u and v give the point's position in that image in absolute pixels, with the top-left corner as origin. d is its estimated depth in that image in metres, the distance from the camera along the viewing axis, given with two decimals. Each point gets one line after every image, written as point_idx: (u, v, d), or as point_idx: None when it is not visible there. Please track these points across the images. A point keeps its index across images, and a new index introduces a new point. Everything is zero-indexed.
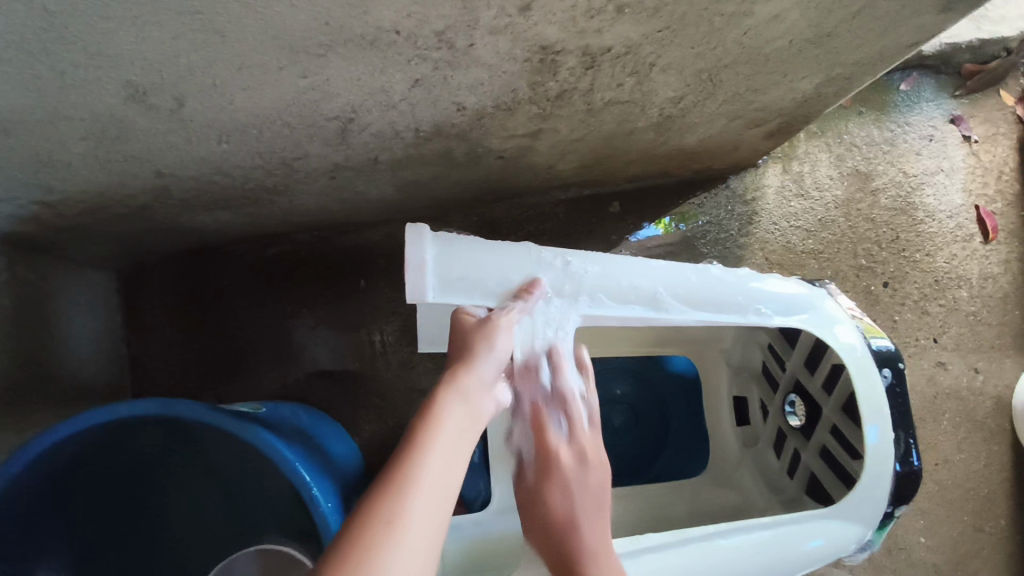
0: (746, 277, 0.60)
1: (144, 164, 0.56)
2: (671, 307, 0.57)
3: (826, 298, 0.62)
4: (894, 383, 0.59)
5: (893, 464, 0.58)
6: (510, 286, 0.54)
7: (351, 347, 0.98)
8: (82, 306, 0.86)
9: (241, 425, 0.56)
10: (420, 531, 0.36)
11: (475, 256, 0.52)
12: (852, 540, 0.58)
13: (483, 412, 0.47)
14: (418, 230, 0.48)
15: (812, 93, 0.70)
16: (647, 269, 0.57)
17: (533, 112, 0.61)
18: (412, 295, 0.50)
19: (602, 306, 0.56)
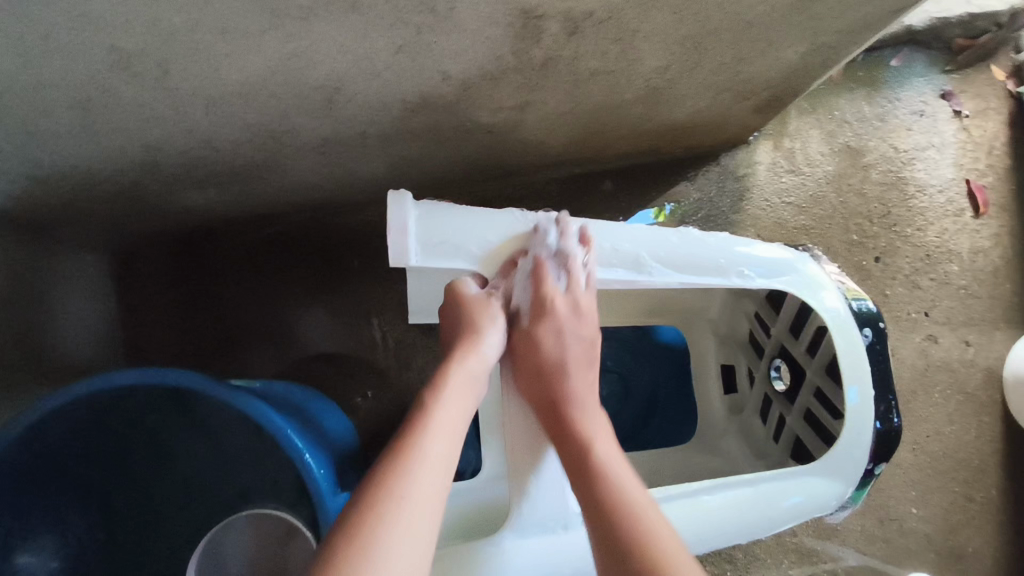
0: (729, 241, 0.60)
1: (132, 136, 0.57)
2: (654, 269, 0.58)
3: (808, 261, 0.63)
4: (875, 342, 0.60)
5: (874, 422, 0.58)
6: (494, 250, 0.56)
7: (346, 326, 0.99)
8: (76, 287, 0.86)
9: (235, 394, 0.56)
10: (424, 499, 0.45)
11: (457, 221, 0.54)
12: (833, 496, 0.59)
13: (479, 386, 0.55)
14: (399, 195, 0.51)
15: (798, 64, 0.71)
16: (629, 232, 0.58)
17: (518, 82, 0.61)
18: (395, 257, 0.52)
19: (584, 271, 0.57)
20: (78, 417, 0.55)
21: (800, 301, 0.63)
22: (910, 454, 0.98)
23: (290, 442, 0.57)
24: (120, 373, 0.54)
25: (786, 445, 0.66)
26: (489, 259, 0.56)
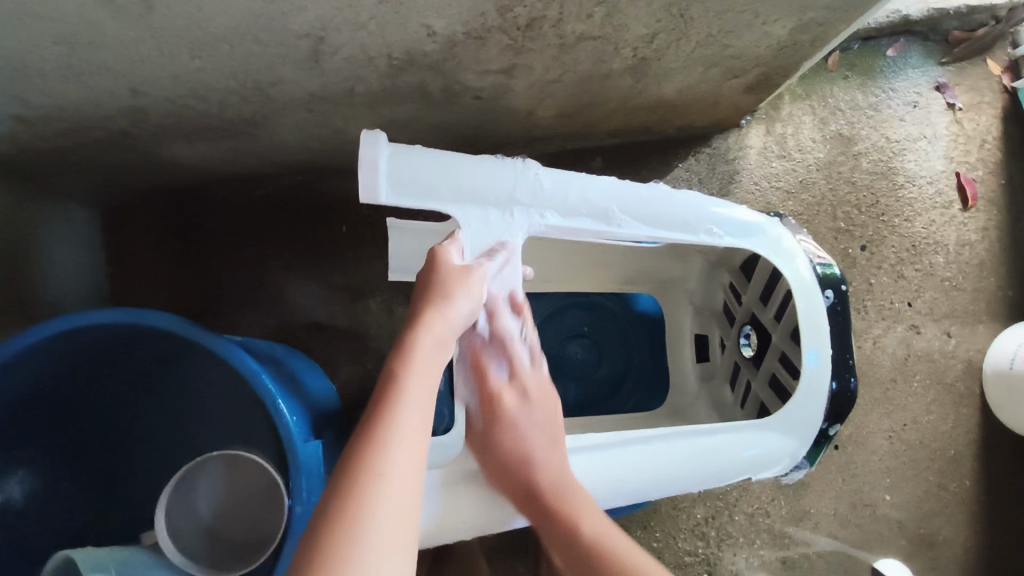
0: (702, 201, 0.62)
1: (120, 77, 0.57)
2: (623, 222, 0.59)
3: (778, 226, 0.65)
4: (835, 303, 0.62)
5: (828, 384, 0.61)
6: (467, 195, 0.55)
7: (333, 291, 1.00)
8: (67, 238, 0.87)
9: (213, 337, 0.56)
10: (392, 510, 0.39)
11: (430, 162, 0.53)
12: (788, 454, 0.61)
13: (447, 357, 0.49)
14: (374, 134, 0.49)
15: (787, 40, 0.71)
16: (602, 185, 0.59)
17: (504, 42, 0.62)
18: (366, 195, 0.51)
19: (552, 221, 0.58)
20: (54, 354, 0.55)
21: (770, 266, 0.65)
22: (886, 442, 0.98)
23: (263, 387, 0.57)
24: (95, 312, 0.53)
25: (751, 408, 0.69)
26: (463, 204, 0.55)
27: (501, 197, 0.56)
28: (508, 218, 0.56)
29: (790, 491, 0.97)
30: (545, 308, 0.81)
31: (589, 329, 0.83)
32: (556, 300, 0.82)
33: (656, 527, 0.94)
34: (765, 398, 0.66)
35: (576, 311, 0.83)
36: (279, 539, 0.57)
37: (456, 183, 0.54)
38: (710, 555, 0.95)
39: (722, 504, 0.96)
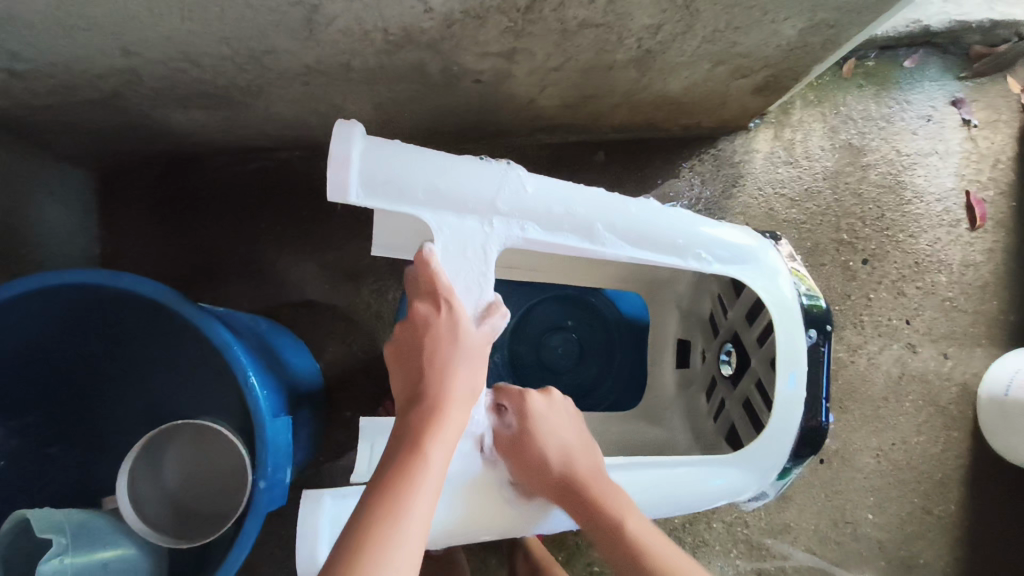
0: (694, 223, 0.61)
1: (109, 36, 0.57)
2: (607, 241, 0.57)
3: (768, 249, 0.64)
4: (818, 343, 0.61)
5: (801, 418, 0.60)
6: (443, 201, 0.52)
7: (323, 270, 0.98)
8: (59, 198, 0.86)
9: (186, 305, 0.55)
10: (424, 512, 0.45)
11: (406, 161, 0.51)
12: (749, 485, 0.60)
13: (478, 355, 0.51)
14: (347, 125, 0.47)
15: (796, 41, 0.70)
16: (590, 198, 0.57)
17: (504, 25, 0.60)
18: (335, 193, 0.49)
19: (532, 233, 0.55)
20: (26, 311, 0.53)
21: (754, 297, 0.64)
22: (873, 460, 0.97)
23: (235, 360, 0.56)
24: (67, 272, 0.52)
25: (723, 424, 0.68)
26: (438, 210, 0.52)
27: (479, 205, 0.53)
28: (485, 228, 0.53)
29: (771, 502, 0.96)
30: (525, 301, 0.83)
31: (573, 323, 0.84)
32: (537, 292, 0.84)
33: None
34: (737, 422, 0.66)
35: (558, 305, 0.84)
36: (243, 510, 0.56)
37: (433, 188, 0.51)
38: None
39: (701, 511, 0.95)
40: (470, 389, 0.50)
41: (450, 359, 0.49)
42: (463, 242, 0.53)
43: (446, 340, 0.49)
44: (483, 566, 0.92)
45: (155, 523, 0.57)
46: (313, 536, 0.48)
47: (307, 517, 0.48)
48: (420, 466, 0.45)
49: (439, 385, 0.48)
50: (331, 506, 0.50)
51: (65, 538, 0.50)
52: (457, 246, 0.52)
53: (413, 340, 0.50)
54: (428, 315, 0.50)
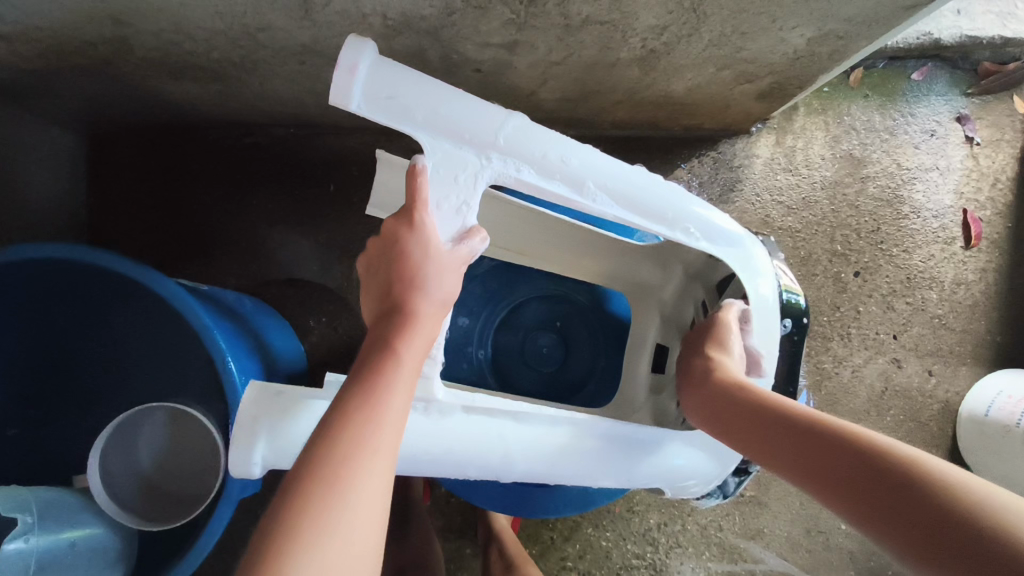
0: (691, 205, 0.59)
1: (98, 4, 0.55)
2: (595, 196, 0.55)
3: (757, 244, 0.63)
4: (791, 332, 0.62)
5: None
6: (441, 126, 0.50)
7: (312, 251, 0.97)
8: (49, 163, 0.85)
9: (167, 285, 0.55)
10: (389, 424, 0.41)
11: (413, 85, 0.48)
12: (703, 478, 0.60)
13: (455, 266, 0.48)
14: (359, 41, 0.46)
15: (804, 50, 0.68)
16: (582, 151, 0.55)
17: (506, 16, 0.59)
18: (337, 98, 0.46)
19: (525, 175, 0.53)
20: None
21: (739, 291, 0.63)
22: None
23: (214, 344, 0.55)
24: (50, 246, 0.53)
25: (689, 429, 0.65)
26: (435, 136, 0.50)
27: (477, 137, 0.51)
28: (481, 160, 0.51)
29: (746, 507, 0.97)
30: (515, 298, 0.83)
31: (560, 325, 0.83)
32: (528, 291, 0.83)
33: (608, 527, 0.95)
34: None
35: (548, 306, 0.84)
36: (215, 495, 0.55)
37: (433, 112, 0.49)
38: (656, 561, 0.95)
39: (676, 513, 0.96)
40: (443, 300, 0.48)
41: (423, 270, 0.47)
42: (456, 167, 0.50)
43: (417, 253, 0.47)
44: (457, 555, 0.92)
45: (122, 499, 0.58)
46: (249, 432, 0.47)
47: (246, 410, 0.47)
48: (383, 385, 0.42)
49: (409, 295, 0.46)
50: (275, 403, 0.47)
51: (30, 517, 0.50)
52: (449, 172, 0.50)
53: (383, 254, 0.48)
54: (400, 228, 0.48)
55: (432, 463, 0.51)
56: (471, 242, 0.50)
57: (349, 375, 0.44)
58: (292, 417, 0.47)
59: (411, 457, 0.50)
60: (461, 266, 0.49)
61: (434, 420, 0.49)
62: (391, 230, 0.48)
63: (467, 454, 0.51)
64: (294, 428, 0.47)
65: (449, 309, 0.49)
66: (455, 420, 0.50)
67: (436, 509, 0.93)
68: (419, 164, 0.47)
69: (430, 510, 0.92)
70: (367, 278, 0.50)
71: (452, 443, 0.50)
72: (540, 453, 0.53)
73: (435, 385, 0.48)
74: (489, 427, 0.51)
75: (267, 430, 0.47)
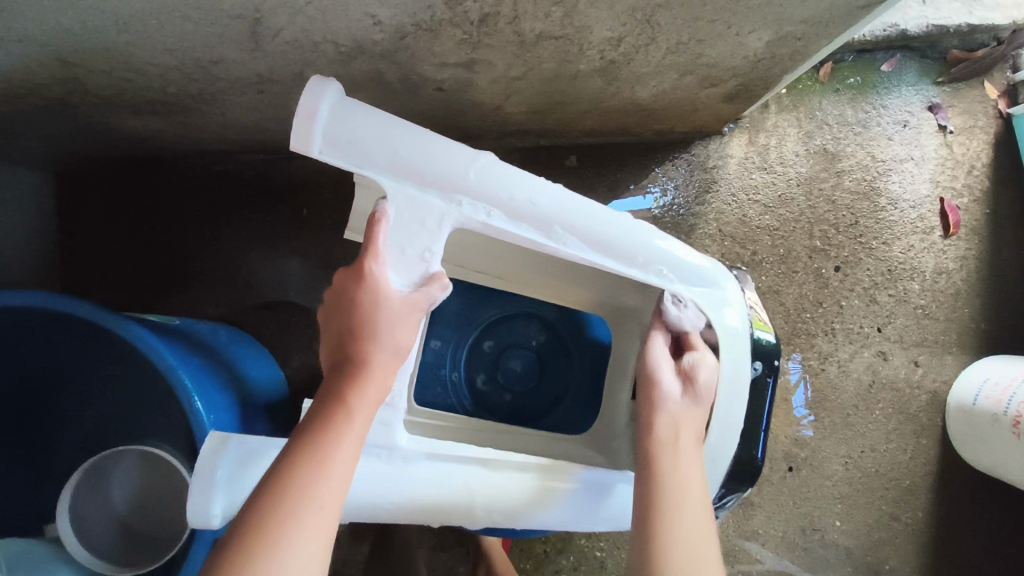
0: (656, 236, 0.58)
1: (43, 47, 0.54)
2: (564, 239, 0.54)
3: (731, 281, 0.63)
4: (762, 373, 0.62)
5: (733, 450, 0.60)
6: (407, 171, 0.49)
7: (287, 275, 0.96)
8: (13, 203, 0.84)
9: (127, 325, 0.54)
10: (333, 479, 0.42)
11: (374, 124, 0.48)
12: None
13: (413, 312, 0.48)
14: (324, 81, 0.46)
15: (764, 52, 0.68)
16: (550, 192, 0.53)
17: (458, 37, 0.58)
18: (297, 143, 0.46)
19: (494, 219, 0.53)
20: None
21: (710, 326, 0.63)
22: (842, 468, 0.97)
23: (179, 383, 0.55)
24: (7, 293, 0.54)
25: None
26: (400, 179, 0.50)
27: (444, 181, 0.50)
28: (449, 205, 0.51)
29: (739, 509, 0.96)
30: (489, 316, 0.82)
31: (537, 344, 0.82)
32: (502, 308, 0.82)
33: (602, 537, 0.94)
34: None
35: (524, 325, 0.83)
36: (188, 537, 0.55)
37: (397, 156, 0.49)
38: None
39: None
40: (398, 348, 0.48)
41: (375, 316, 0.47)
42: (422, 213, 0.50)
43: (368, 301, 0.47)
44: None
45: (103, 550, 0.58)
46: (208, 485, 0.48)
47: (204, 461, 0.48)
48: (330, 440, 0.43)
49: (361, 346, 0.47)
50: (233, 453, 0.49)
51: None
52: (414, 218, 0.50)
53: (336, 306, 0.49)
54: (352, 275, 0.49)
55: (395, 514, 0.52)
56: (432, 289, 0.49)
57: (301, 423, 0.45)
58: (251, 466, 0.49)
59: (377, 506, 0.51)
60: (418, 313, 0.49)
61: (398, 468, 0.50)
62: (343, 283, 0.49)
63: (430, 504, 0.51)
64: (251, 476, 0.50)
65: (407, 355, 0.49)
66: (419, 468, 0.51)
67: (427, 530, 0.92)
68: (380, 210, 0.49)
69: (421, 532, 0.91)
70: (325, 328, 0.50)
71: (413, 492, 0.51)
72: (501, 499, 0.53)
73: (395, 432, 0.50)
74: (454, 473, 0.52)
75: (224, 481, 0.49)
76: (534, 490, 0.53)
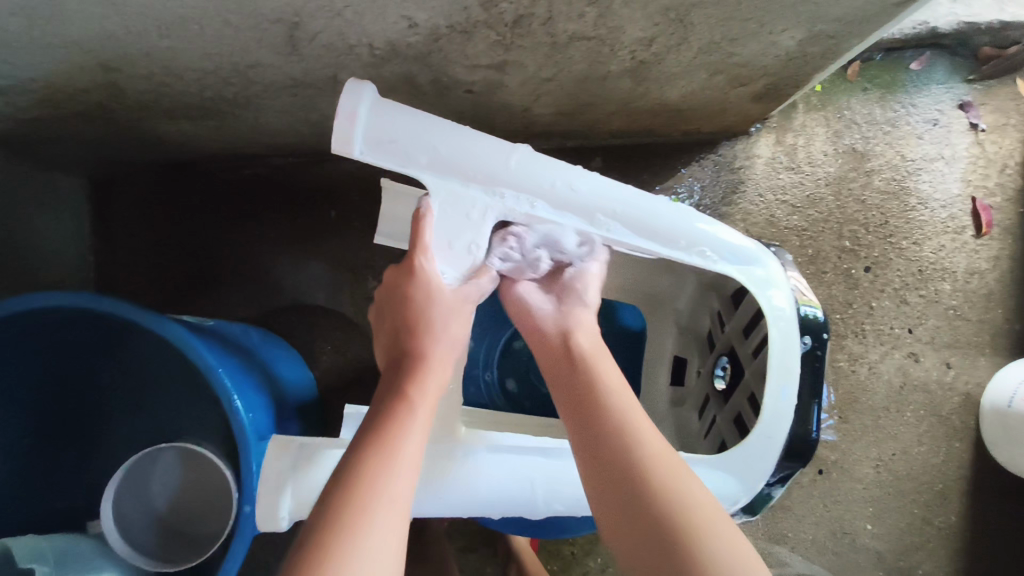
0: (698, 219, 0.58)
1: (87, 53, 0.55)
2: (607, 227, 0.56)
3: (771, 256, 0.62)
4: (814, 349, 0.60)
5: (787, 430, 0.59)
6: (449, 168, 0.50)
7: (315, 276, 0.97)
8: (50, 207, 0.85)
9: (168, 325, 0.55)
10: (403, 477, 0.42)
11: (413, 122, 0.48)
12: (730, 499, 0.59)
13: (463, 304, 0.56)
14: (360, 83, 0.46)
15: (795, 51, 0.68)
16: (591, 180, 0.54)
17: (492, 39, 0.58)
18: (339, 147, 0.47)
19: (538, 210, 0.54)
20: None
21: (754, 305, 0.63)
22: (872, 471, 0.96)
23: (218, 382, 0.56)
24: (51, 294, 0.54)
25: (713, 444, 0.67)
26: (441, 176, 0.51)
27: (488, 175, 0.51)
28: (492, 198, 0.53)
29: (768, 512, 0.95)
30: None
31: None
32: None
33: None
34: (727, 438, 0.65)
35: None
36: (229, 532, 0.56)
37: (435, 154, 0.49)
38: None
39: None
40: (451, 339, 0.54)
41: (430, 309, 0.53)
42: (466, 207, 0.52)
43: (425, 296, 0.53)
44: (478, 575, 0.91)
45: (141, 545, 0.60)
46: (277, 487, 0.50)
47: (270, 465, 0.50)
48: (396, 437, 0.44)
49: (420, 330, 0.53)
50: (295, 455, 0.51)
51: (48, 566, 0.51)
52: (459, 212, 0.52)
53: (389, 302, 0.55)
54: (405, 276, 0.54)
55: (450, 508, 0.52)
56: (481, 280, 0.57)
57: (365, 424, 0.46)
58: (314, 469, 0.51)
59: (439, 500, 0.52)
60: (467, 305, 0.56)
61: (460, 460, 0.52)
62: (395, 278, 0.55)
63: (491, 491, 0.53)
64: (317, 476, 0.51)
65: (458, 345, 0.55)
66: (480, 457, 0.53)
67: (454, 530, 0.92)
68: (424, 207, 0.52)
69: (448, 532, 0.91)
70: (378, 327, 0.57)
71: (474, 483, 0.52)
72: (563, 483, 0.54)
73: (454, 425, 0.54)
74: (515, 462, 0.53)
75: (292, 483, 0.51)
76: None
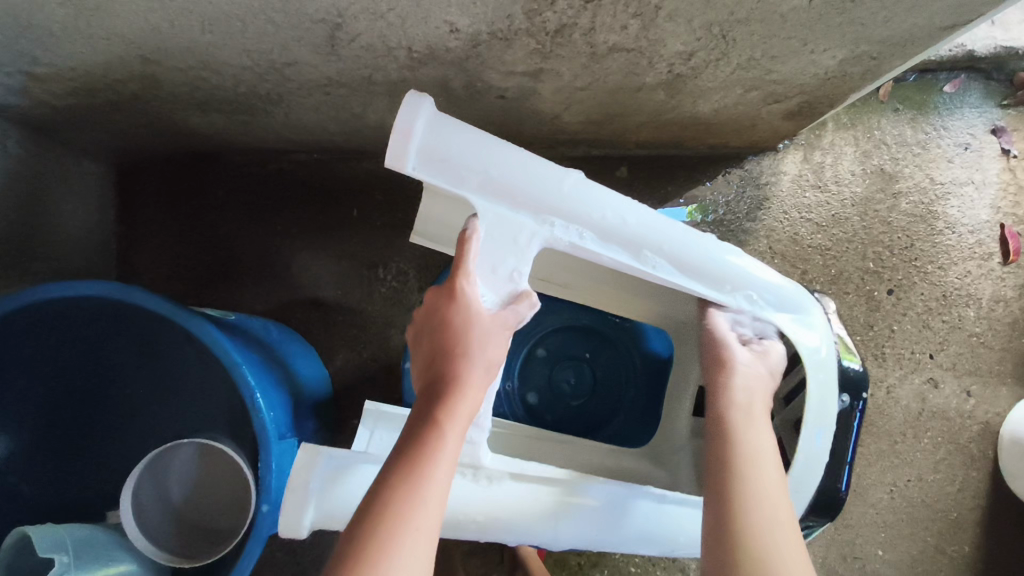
0: (735, 256, 0.60)
1: (127, 44, 0.55)
2: (653, 262, 0.56)
3: (812, 304, 0.63)
4: (851, 406, 0.60)
5: (816, 482, 0.59)
6: (500, 192, 0.52)
7: (335, 274, 0.97)
8: (77, 194, 0.86)
9: (196, 321, 0.55)
10: (429, 511, 0.44)
11: (468, 142, 0.50)
12: None
13: (501, 327, 0.52)
14: (420, 96, 0.48)
15: (835, 70, 0.67)
16: (639, 214, 0.56)
17: (531, 47, 0.58)
18: (393, 159, 0.49)
19: (585, 241, 0.55)
20: None
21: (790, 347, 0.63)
22: (886, 496, 0.95)
23: (243, 380, 0.56)
24: (81, 283, 0.54)
25: None
26: (492, 200, 0.52)
27: (537, 202, 0.53)
28: (541, 225, 0.53)
29: None
30: (541, 328, 0.83)
31: (591, 356, 0.83)
32: (561, 319, 0.83)
33: (637, 552, 0.93)
34: None
35: (582, 337, 0.83)
36: (244, 531, 0.57)
37: (488, 176, 0.51)
38: None
39: None
40: (487, 364, 0.51)
41: (467, 335, 0.50)
42: (515, 232, 0.53)
43: (460, 320, 0.51)
44: None
45: (160, 539, 0.61)
46: (303, 495, 0.50)
47: (299, 473, 0.50)
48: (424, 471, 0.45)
49: (455, 356, 0.50)
50: (326, 466, 0.51)
51: (67, 556, 0.52)
52: (508, 236, 0.53)
53: (427, 321, 0.52)
54: (444, 297, 0.52)
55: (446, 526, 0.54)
56: (521, 308, 0.53)
57: (395, 450, 0.47)
58: (345, 481, 0.51)
59: (459, 523, 0.54)
60: (507, 330, 0.52)
61: (484, 487, 0.53)
62: (435, 299, 0.52)
63: (507, 519, 0.54)
64: (345, 489, 0.51)
65: (496, 370, 0.52)
66: (504, 486, 0.54)
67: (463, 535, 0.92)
68: (470, 229, 0.52)
69: (455, 538, 0.91)
70: (417, 348, 0.54)
71: (497, 510, 0.54)
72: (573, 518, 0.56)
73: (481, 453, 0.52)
74: (536, 493, 0.55)
75: (317, 493, 0.51)
76: (608, 516, 0.57)
